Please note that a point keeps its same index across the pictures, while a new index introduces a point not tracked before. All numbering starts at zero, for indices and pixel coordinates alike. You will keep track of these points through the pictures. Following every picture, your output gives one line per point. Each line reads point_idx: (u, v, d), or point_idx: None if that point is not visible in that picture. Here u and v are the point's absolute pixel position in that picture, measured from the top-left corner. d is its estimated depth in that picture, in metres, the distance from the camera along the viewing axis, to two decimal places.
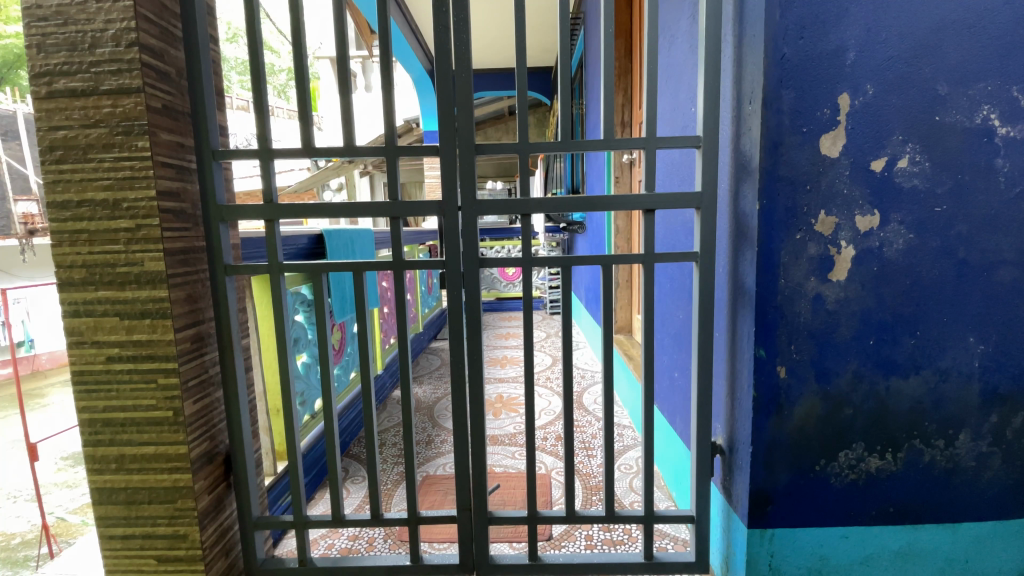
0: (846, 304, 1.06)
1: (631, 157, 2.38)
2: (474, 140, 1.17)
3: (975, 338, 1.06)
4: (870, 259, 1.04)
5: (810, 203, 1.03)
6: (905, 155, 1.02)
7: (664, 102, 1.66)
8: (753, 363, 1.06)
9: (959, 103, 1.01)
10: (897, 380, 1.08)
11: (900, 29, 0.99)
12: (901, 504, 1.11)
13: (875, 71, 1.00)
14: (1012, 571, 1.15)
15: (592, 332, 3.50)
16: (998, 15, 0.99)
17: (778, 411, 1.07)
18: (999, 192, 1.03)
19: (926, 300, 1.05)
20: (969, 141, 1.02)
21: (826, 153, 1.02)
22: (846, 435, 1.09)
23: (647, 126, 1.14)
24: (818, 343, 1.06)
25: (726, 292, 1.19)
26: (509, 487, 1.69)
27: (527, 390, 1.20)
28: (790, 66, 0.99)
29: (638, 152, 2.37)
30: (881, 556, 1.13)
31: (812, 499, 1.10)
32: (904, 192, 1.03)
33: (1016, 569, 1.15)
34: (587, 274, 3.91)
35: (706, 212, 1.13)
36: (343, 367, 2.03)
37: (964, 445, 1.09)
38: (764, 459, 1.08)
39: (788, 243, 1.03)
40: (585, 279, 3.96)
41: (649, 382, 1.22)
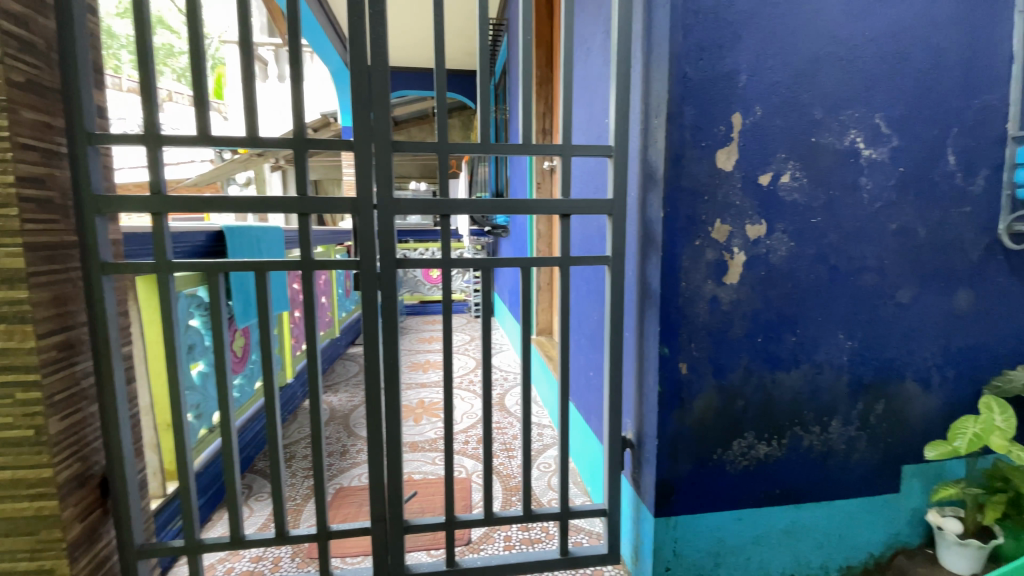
0: (739, 305, 1.15)
1: (551, 163, 2.43)
2: (392, 138, 1.13)
3: (844, 334, 1.20)
4: (758, 264, 1.15)
5: (707, 212, 1.11)
6: (787, 171, 1.13)
7: (581, 111, 1.72)
8: (658, 360, 1.13)
9: (832, 126, 1.14)
10: (780, 372, 1.19)
11: (784, 58, 1.10)
12: (787, 486, 1.21)
13: (763, 94, 1.10)
14: (881, 542, 1.27)
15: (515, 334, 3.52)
16: (865, 51, 1.13)
17: (680, 404, 1.15)
18: (864, 206, 1.18)
19: (804, 301, 1.18)
20: (839, 161, 1.15)
21: (722, 167, 1.11)
22: (738, 425, 1.18)
23: (564, 133, 1.18)
24: (715, 340, 1.15)
25: (635, 293, 1.26)
26: (427, 493, 1.65)
27: (447, 394, 1.19)
28: (691, 85, 1.07)
29: (558, 159, 2.43)
30: (770, 535, 1.22)
31: (710, 486, 1.18)
32: (786, 205, 1.14)
33: (885, 540, 1.27)
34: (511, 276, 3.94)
35: (617, 218, 1.19)
36: (246, 376, 1.88)
37: (836, 430, 1.22)
38: (668, 450, 1.15)
39: (688, 249, 1.11)
40: (506, 283, 4.21)
41: (564, 382, 1.26)
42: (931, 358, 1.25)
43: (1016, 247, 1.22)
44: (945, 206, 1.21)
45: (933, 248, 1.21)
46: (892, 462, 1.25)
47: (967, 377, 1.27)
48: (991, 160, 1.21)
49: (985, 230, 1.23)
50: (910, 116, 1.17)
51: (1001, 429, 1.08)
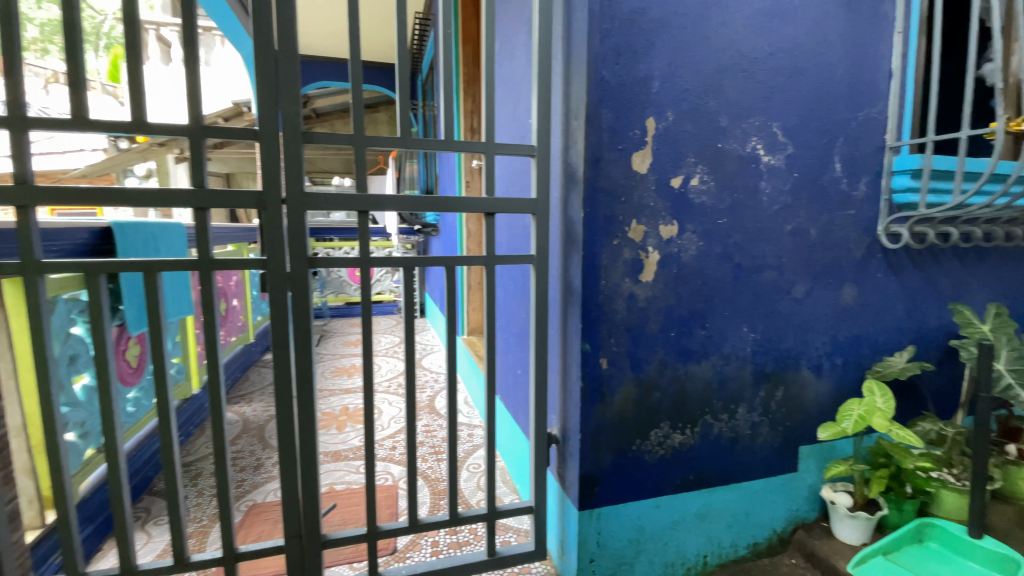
0: (654, 302, 1.20)
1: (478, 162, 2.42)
2: (302, 129, 1.07)
3: (747, 328, 1.29)
4: (671, 263, 1.20)
5: (624, 212, 1.15)
6: (696, 174, 1.19)
7: (505, 110, 1.71)
8: (580, 356, 1.16)
9: (736, 133, 1.22)
10: (693, 364, 1.26)
11: (693, 67, 1.16)
12: (699, 471, 1.29)
13: (674, 100, 1.16)
14: (783, 518, 1.38)
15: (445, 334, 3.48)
16: (765, 63, 1.22)
17: (601, 398, 1.18)
18: (764, 208, 1.27)
19: (712, 298, 1.25)
20: (742, 166, 1.23)
21: (637, 169, 1.15)
22: (655, 416, 1.23)
23: (486, 131, 1.17)
24: (633, 335, 1.19)
25: (558, 292, 1.27)
26: (349, 505, 1.58)
27: (367, 400, 1.14)
28: (608, 88, 1.10)
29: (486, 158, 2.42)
30: (685, 520, 1.28)
31: (630, 477, 1.23)
32: (696, 207, 1.20)
33: (786, 516, 1.38)
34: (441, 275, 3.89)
35: (540, 217, 1.20)
36: (141, 390, 1.71)
37: (742, 417, 1.31)
38: (591, 444, 1.18)
39: (607, 248, 1.15)
40: (436, 283, 4.14)
41: (490, 381, 1.25)
42: (822, 348, 1.37)
43: (892, 246, 1.37)
44: (833, 209, 1.33)
45: (823, 247, 1.33)
46: (790, 444, 1.36)
47: (853, 364, 1.40)
48: (871, 168, 1.34)
49: (867, 231, 1.36)
50: (803, 126, 1.27)
51: (881, 410, 1.20)
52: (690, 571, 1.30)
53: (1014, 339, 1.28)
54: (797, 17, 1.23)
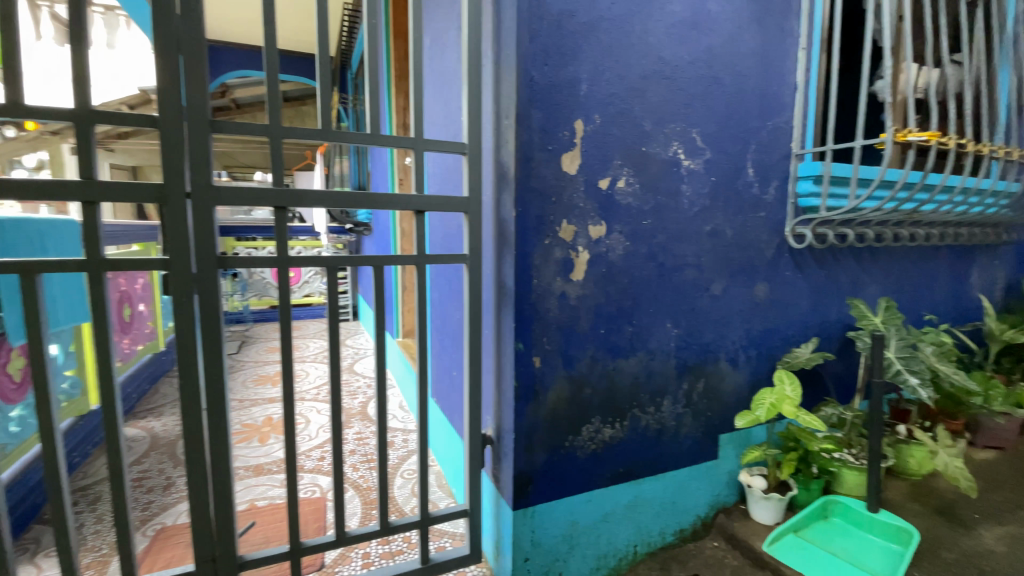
0: (584, 300, 1.22)
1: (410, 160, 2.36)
2: (210, 117, 0.98)
3: (671, 324, 1.35)
4: (600, 262, 1.23)
5: (555, 212, 1.16)
6: (622, 177, 1.23)
7: (436, 107, 1.68)
8: (513, 355, 1.15)
9: (658, 137, 1.26)
10: (621, 360, 1.29)
11: (618, 71, 1.19)
12: (628, 463, 1.33)
13: (601, 103, 1.18)
14: (705, 504, 1.45)
15: None
16: (685, 72, 1.27)
17: (534, 397, 1.18)
18: (685, 210, 1.33)
19: (639, 296, 1.29)
20: (665, 169, 1.28)
21: (566, 170, 1.16)
22: (586, 412, 1.26)
23: (415, 126, 1.13)
24: (564, 333, 1.21)
25: (492, 291, 1.26)
26: (270, 522, 1.48)
27: (287, 409, 1.08)
28: (538, 88, 1.11)
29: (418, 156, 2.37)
30: (616, 512, 1.32)
31: (563, 473, 1.24)
32: (622, 207, 1.24)
33: (708, 502, 1.45)
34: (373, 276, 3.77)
35: (472, 216, 1.18)
36: (24, 407, 1.52)
37: (668, 409, 1.37)
38: (524, 443, 1.19)
39: (539, 247, 1.15)
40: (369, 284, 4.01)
41: (422, 384, 1.21)
42: (738, 341, 1.46)
43: (797, 246, 1.48)
44: (746, 211, 1.42)
45: (738, 247, 1.42)
46: (711, 433, 1.44)
47: (765, 355, 1.51)
48: (779, 173, 1.45)
49: (776, 232, 1.47)
50: (719, 132, 1.34)
51: (790, 397, 1.29)
52: (621, 561, 1.34)
53: (902, 330, 1.42)
54: (713, 29, 1.29)
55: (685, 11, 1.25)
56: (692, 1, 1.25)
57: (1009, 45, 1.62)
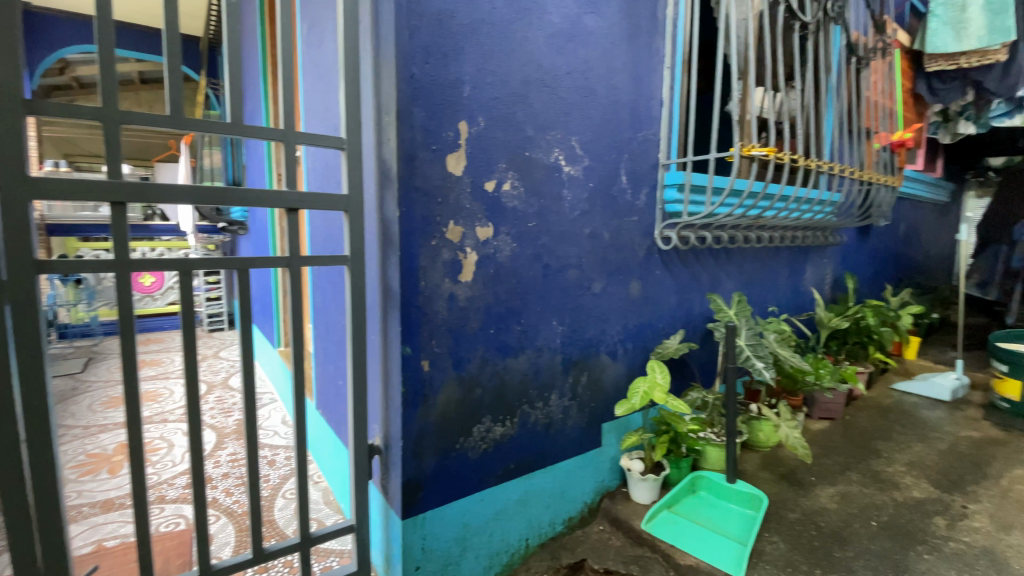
0: (473, 301, 1.23)
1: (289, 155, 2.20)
2: (22, 94, 0.83)
3: (556, 321, 1.41)
4: (488, 263, 1.24)
5: (441, 213, 1.15)
6: (507, 180, 1.25)
7: (313, 100, 1.58)
8: (400, 360, 1.12)
9: (541, 143, 1.31)
10: (510, 359, 1.32)
11: (501, 76, 1.21)
12: (519, 460, 1.36)
13: (485, 106, 1.19)
14: (592, 491, 1.53)
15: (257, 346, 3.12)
16: (564, 81, 1.33)
17: (423, 401, 1.16)
18: (567, 213, 1.39)
19: (526, 296, 1.33)
20: (548, 174, 1.33)
21: (452, 171, 1.15)
22: (477, 412, 1.26)
23: (286, 119, 1.05)
24: (454, 335, 1.20)
25: (376, 294, 1.21)
26: (122, 564, 1.30)
27: (134, 434, 0.95)
28: (419, 86, 1.09)
29: None
30: (508, 508, 1.34)
31: (454, 476, 1.24)
32: (508, 210, 1.26)
33: (594, 489, 1.54)
34: None
35: (353, 215, 1.12)
36: None
37: (555, 404, 1.42)
38: (413, 449, 1.16)
39: (425, 249, 1.13)
40: None
41: (300, 396, 1.13)
42: (617, 335, 1.56)
43: (665, 247, 1.63)
44: (622, 215, 1.52)
45: (615, 248, 1.52)
46: (595, 423, 1.52)
47: (641, 348, 1.63)
48: (649, 181, 1.58)
49: (648, 234, 1.59)
50: (596, 141, 1.43)
51: (660, 384, 1.42)
52: (513, 556, 1.37)
53: (750, 321, 1.63)
54: (588, 42, 1.37)
55: (563, 23, 1.31)
56: (569, 14, 1.32)
57: (830, 76, 1.91)
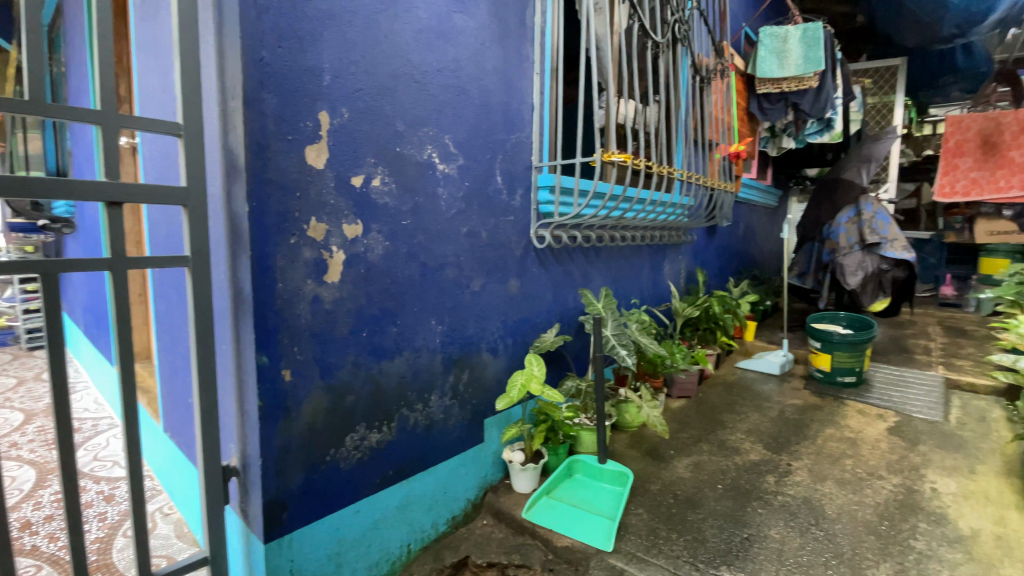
0: (341, 303, 1.17)
1: (122, 141, 1.90)
2: None
3: (435, 321, 1.39)
4: (357, 263, 1.19)
5: (300, 209, 1.08)
6: (377, 175, 1.21)
7: (149, 79, 1.39)
8: (255, 370, 1.03)
9: (412, 139, 1.28)
10: (386, 362, 1.28)
11: (365, 68, 1.17)
12: (398, 465, 1.33)
13: (348, 98, 1.14)
14: (474, 488, 1.55)
15: (94, 364, 2.67)
16: (434, 78, 1.32)
17: (285, 414, 1.09)
18: (443, 212, 1.38)
19: (400, 296, 1.30)
20: (420, 171, 1.31)
21: (312, 164, 1.09)
22: (349, 420, 1.21)
23: (103, 97, 0.91)
24: (320, 341, 1.14)
25: (227, 300, 1.10)
26: None
27: None
28: (270, 71, 1.01)
29: (131, 136, 1.91)
30: (387, 516, 1.30)
31: (325, 489, 1.17)
32: (378, 207, 1.22)
33: (477, 486, 1.55)
34: (83, 288, 2.93)
35: (195, 211, 1.00)
36: None
37: (435, 404, 1.41)
38: (276, 466, 1.08)
39: (283, 248, 1.05)
40: (75, 298, 3.10)
41: (132, 418, 0.99)
42: (497, 332, 1.59)
43: (540, 246, 1.70)
44: (498, 214, 1.55)
45: (491, 246, 1.54)
46: (477, 420, 1.54)
47: (520, 343, 1.69)
48: (523, 182, 1.63)
49: (524, 233, 1.65)
50: (470, 141, 1.44)
51: (536, 376, 1.47)
52: (395, 564, 1.33)
53: (615, 313, 1.77)
54: (459, 42, 1.38)
55: (430, 19, 1.30)
56: (437, 10, 1.31)
57: (679, 92, 2.13)
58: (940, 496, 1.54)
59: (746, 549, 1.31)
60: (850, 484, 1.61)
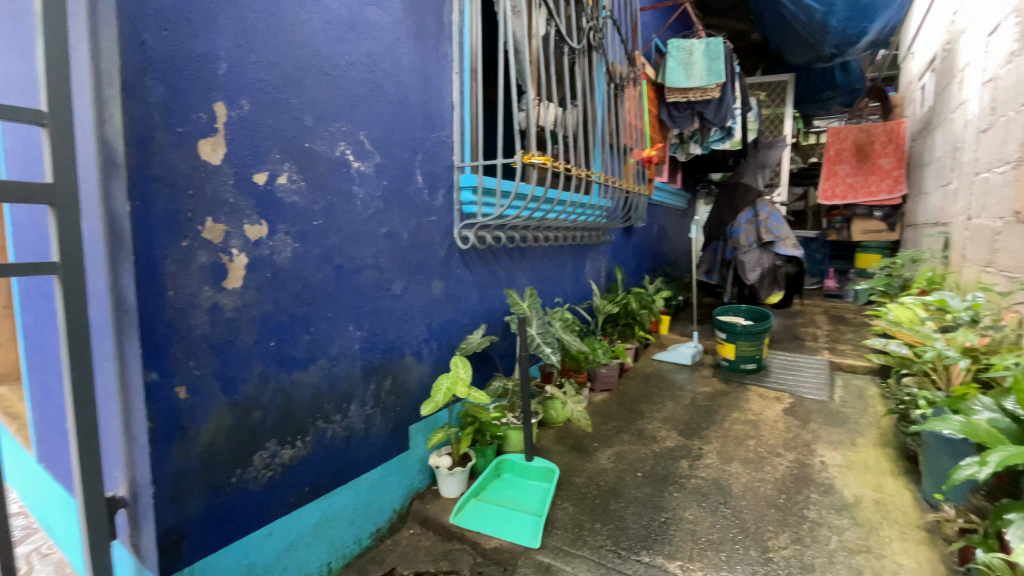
0: (245, 311, 1.08)
1: None
2: None
3: (353, 326, 1.33)
4: (262, 266, 1.11)
5: (194, 209, 0.98)
6: (283, 172, 1.14)
7: (6, 58, 1.21)
8: (143, 389, 0.92)
9: (322, 135, 1.22)
10: (298, 372, 1.20)
11: (268, 57, 1.09)
12: (315, 481, 1.25)
13: (248, 89, 1.06)
14: (400, 498, 1.50)
15: None
16: (346, 72, 1.26)
17: (181, 435, 0.98)
18: (359, 211, 1.33)
19: (313, 300, 1.22)
20: (332, 168, 1.24)
21: (206, 159, 1.00)
22: (258, 437, 1.12)
23: None
24: (220, 353, 1.04)
25: (107, 311, 0.98)
26: None
27: None
28: (153, 55, 0.91)
29: None
30: (304, 536, 1.23)
31: (232, 513, 1.08)
32: (285, 206, 1.14)
33: (402, 495, 1.51)
34: None
35: (63, 210, 0.88)
36: None
37: (355, 414, 1.35)
38: (171, 493, 0.97)
39: (173, 252, 0.96)
40: None
41: None
42: (420, 335, 1.56)
43: (463, 247, 1.68)
44: (419, 215, 1.52)
45: (413, 247, 1.50)
46: (401, 427, 1.50)
47: (445, 345, 1.66)
48: (445, 182, 1.61)
49: (447, 234, 1.63)
50: (386, 138, 1.39)
51: (462, 378, 1.45)
52: None
53: (540, 312, 1.80)
54: (372, 35, 1.33)
55: (340, 10, 1.24)
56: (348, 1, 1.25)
57: (595, 97, 2.21)
58: (828, 468, 1.71)
59: (663, 532, 1.38)
60: (753, 463, 1.75)
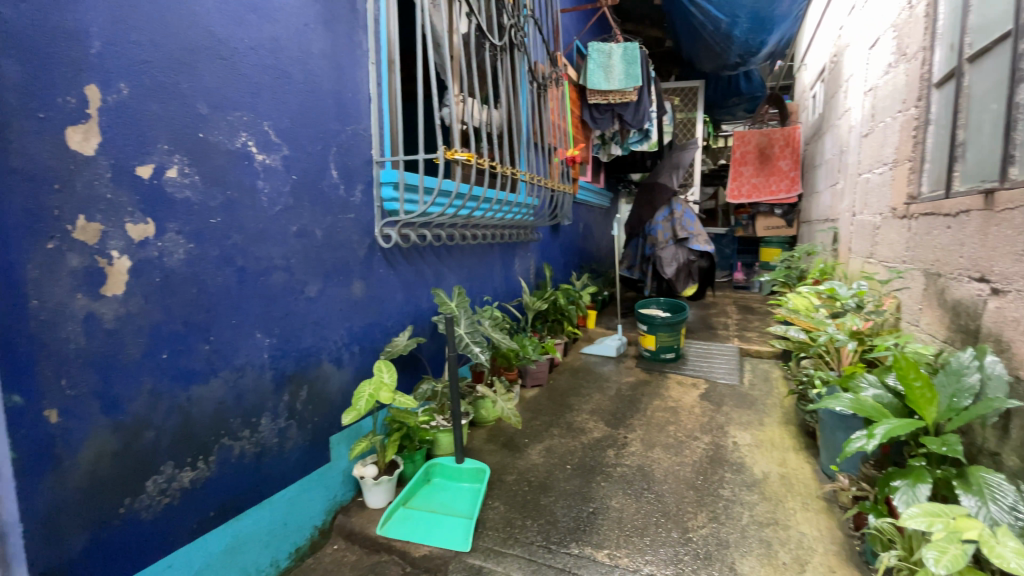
0: (130, 321, 0.96)
1: None
2: None
3: (261, 333, 1.23)
4: (150, 270, 0.99)
5: (61, 205, 0.86)
6: (173, 164, 1.02)
7: None
8: (2, 415, 0.79)
9: (220, 124, 1.11)
10: (197, 387, 1.09)
11: (151, 35, 0.97)
12: (222, 503, 1.15)
13: (127, 70, 0.94)
14: (321, 513, 1.42)
15: None
16: (246, 57, 1.16)
17: (53, 466, 0.85)
18: (265, 208, 1.23)
19: (213, 306, 1.12)
20: (232, 161, 1.14)
21: (76, 150, 0.87)
22: (150, 461, 1.00)
23: None
24: (101, 369, 0.92)
25: None
26: None
27: None
28: (4, 26, 0.78)
29: None
30: (211, 565, 1.12)
31: (121, 549, 0.96)
32: (176, 202, 1.03)
33: (323, 510, 1.42)
34: None
35: None
36: None
37: (266, 428, 1.25)
38: (42, 534, 0.84)
39: (34, 256, 0.83)
40: None
41: None
42: (339, 340, 1.48)
43: (385, 246, 1.61)
44: (335, 212, 1.44)
45: (328, 247, 1.42)
46: (320, 438, 1.41)
47: (367, 349, 1.59)
48: (363, 178, 1.54)
49: (366, 233, 1.55)
50: (295, 130, 1.30)
51: (387, 383, 1.40)
52: None
53: (468, 311, 1.77)
54: (275, 19, 1.23)
55: None
56: None
57: (518, 95, 2.22)
58: (739, 448, 1.85)
59: (592, 522, 1.41)
60: (673, 448, 1.84)
